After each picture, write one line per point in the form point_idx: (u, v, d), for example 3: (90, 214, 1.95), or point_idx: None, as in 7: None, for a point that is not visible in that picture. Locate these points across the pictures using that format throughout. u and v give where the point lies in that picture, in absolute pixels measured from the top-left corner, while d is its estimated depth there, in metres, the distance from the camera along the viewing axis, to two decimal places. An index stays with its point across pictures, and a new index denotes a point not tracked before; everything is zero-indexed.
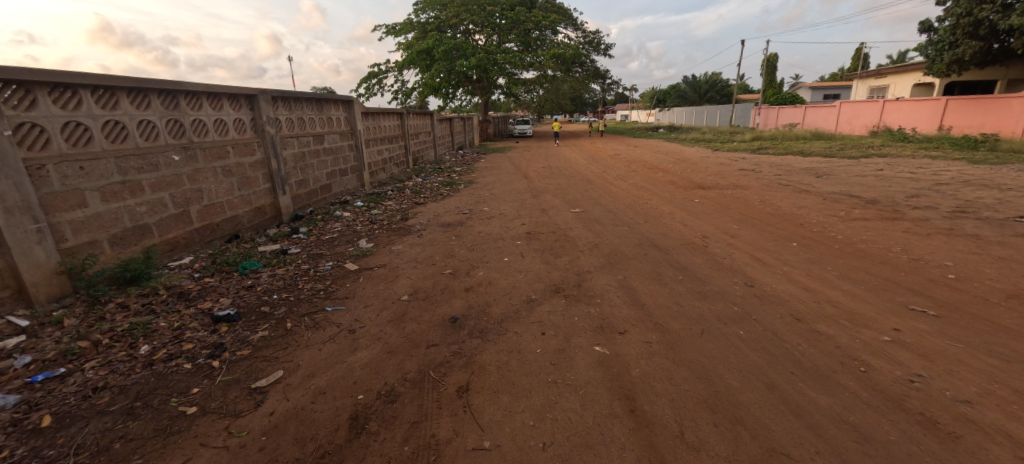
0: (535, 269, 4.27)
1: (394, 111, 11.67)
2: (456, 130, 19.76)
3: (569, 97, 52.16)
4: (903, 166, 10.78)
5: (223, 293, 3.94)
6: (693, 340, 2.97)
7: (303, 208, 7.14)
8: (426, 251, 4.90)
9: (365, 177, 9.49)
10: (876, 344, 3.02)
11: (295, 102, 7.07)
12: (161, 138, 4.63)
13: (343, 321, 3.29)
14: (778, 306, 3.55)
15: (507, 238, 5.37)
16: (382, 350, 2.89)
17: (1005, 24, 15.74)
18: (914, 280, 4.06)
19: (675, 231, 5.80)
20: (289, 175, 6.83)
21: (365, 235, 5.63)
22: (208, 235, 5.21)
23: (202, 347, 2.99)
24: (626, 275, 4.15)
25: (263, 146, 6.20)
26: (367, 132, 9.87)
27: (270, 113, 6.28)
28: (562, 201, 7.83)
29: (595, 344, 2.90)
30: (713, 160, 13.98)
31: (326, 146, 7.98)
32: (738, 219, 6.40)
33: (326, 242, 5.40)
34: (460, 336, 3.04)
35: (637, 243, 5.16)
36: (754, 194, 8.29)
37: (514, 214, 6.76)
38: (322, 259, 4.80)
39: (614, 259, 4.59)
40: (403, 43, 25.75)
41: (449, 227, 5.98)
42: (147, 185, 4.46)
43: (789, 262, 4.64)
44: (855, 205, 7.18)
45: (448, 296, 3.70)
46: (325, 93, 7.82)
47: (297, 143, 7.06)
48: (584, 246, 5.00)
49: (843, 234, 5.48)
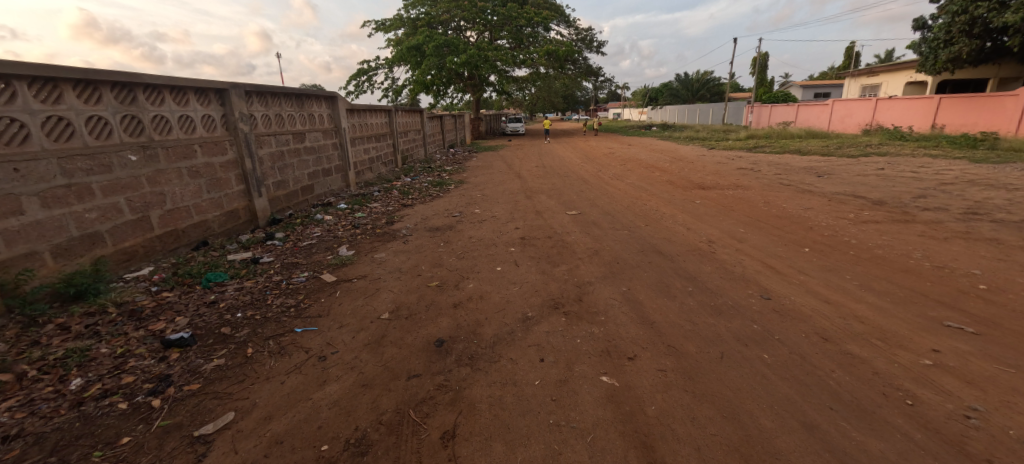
0: (532, 281, 3.87)
1: (382, 108, 11.21)
2: (447, 128, 19.29)
3: (560, 96, 51.79)
4: (905, 165, 10.52)
5: (180, 311, 3.51)
6: (713, 368, 2.60)
7: (281, 211, 6.68)
8: (412, 259, 4.49)
9: (351, 177, 9.04)
10: (917, 369, 2.67)
11: (272, 97, 6.60)
12: (114, 136, 4.19)
13: (313, 345, 2.88)
14: (801, 324, 3.20)
15: (499, 244, 4.98)
16: (356, 383, 2.48)
17: (1000, 22, 15.67)
18: (943, 291, 3.73)
19: (678, 236, 5.45)
20: (266, 176, 6.37)
21: (346, 241, 5.21)
22: (172, 244, 4.76)
23: (144, 381, 2.57)
24: (631, 286, 3.79)
25: (236, 145, 5.74)
26: (353, 130, 9.42)
27: (244, 109, 5.82)
28: (557, 203, 7.45)
29: (601, 374, 2.52)
30: (710, 158, 13.69)
31: (308, 145, 7.52)
32: (743, 221, 6.06)
33: (303, 249, 4.97)
34: (447, 364, 2.64)
35: (640, 250, 4.80)
36: (756, 195, 7.97)
37: (507, 217, 6.36)
38: (296, 269, 4.36)
39: (617, 268, 4.21)
40: (393, 39, 25.18)
41: (438, 232, 5.57)
42: (98, 188, 4.02)
43: (805, 270, 4.30)
44: (863, 206, 6.88)
45: (435, 313, 3.30)
46: (305, 89, 7.35)
47: (275, 142, 6.59)
48: (583, 253, 4.63)
49: (856, 238, 5.15)
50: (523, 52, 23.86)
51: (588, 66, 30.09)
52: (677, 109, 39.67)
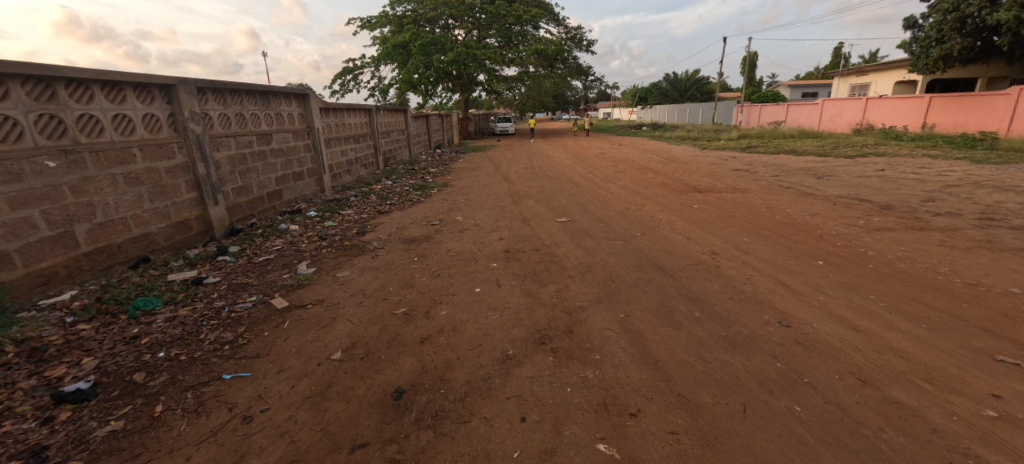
0: (515, 306, 3.34)
1: (361, 107, 10.60)
2: (433, 128, 18.67)
3: (550, 95, 51.37)
4: (905, 166, 10.17)
5: (92, 350, 2.93)
6: (735, 428, 2.11)
7: (243, 220, 6.06)
8: (379, 279, 3.92)
9: (327, 180, 8.43)
10: (981, 424, 2.20)
11: (231, 95, 5.98)
12: (27, 139, 3.60)
13: (239, 400, 2.33)
14: (833, 362, 2.71)
15: (480, 259, 4.44)
16: (283, 459, 1.95)
17: (993, 20, 15.49)
18: (982, 315, 3.28)
19: (678, 247, 4.96)
20: (223, 181, 5.74)
21: (308, 256, 4.61)
22: (104, 262, 4.15)
23: (10, 458, 2.01)
24: (630, 312, 3.27)
25: (186, 147, 5.12)
26: (328, 130, 8.81)
27: (196, 107, 5.21)
28: (546, 209, 6.93)
29: (597, 440, 2.03)
30: (703, 159, 13.26)
31: (275, 146, 6.91)
32: (747, 229, 5.59)
33: (258, 266, 4.38)
34: (404, 427, 2.12)
35: (637, 264, 4.29)
36: (756, 198, 7.52)
37: (491, 226, 5.82)
38: (244, 292, 3.78)
39: (613, 288, 3.69)
40: (379, 36, 24.47)
41: (413, 244, 5.01)
42: (3, 200, 3.44)
43: (823, 288, 3.81)
44: (870, 211, 6.45)
45: (397, 352, 2.75)
46: (271, 85, 6.73)
47: (235, 143, 5.96)
48: (574, 269, 4.11)
49: (873, 249, 4.70)
50: (512, 50, 23.35)
51: (578, 65, 29.60)
52: (667, 108, 39.38)
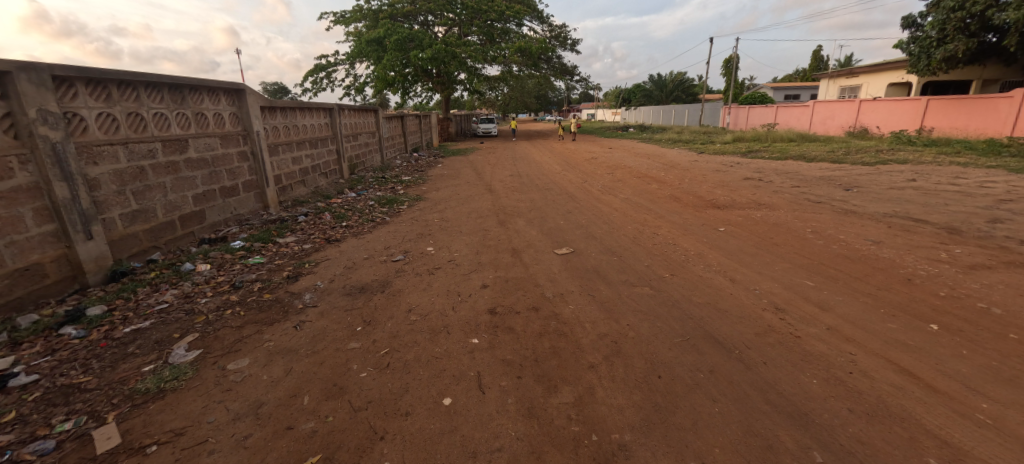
0: (510, 448, 1.96)
1: (321, 106, 9.07)
2: (411, 129, 17.16)
3: (534, 96, 50.07)
4: (936, 176, 9.04)
5: None
6: None
7: (139, 255, 4.53)
8: (292, 377, 2.47)
9: (271, 194, 6.89)
10: None
11: (120, 89, 4.46)
12: None
13: None
14: None
15: (455, 327, 3.03)
16: None
17: (1000, 19, 14.67)
18: None
19: (727, 298, 3.62)
20: (108, 205, 4.22)
21: (199, 324, 3.12)
22: None
23: None
24: (705, 457, 1.93)
25: (35, 162, 3.60)
26: (274, 133, 7.26)
27: (52, 105, 3.70)
28: (540, 234, 5.54)
29: None
30: (705, 165, 12.09)
31: (193, 156, 5.37)
32: (805, 267, 4.28)
33: (114, 347, 2.87)
34: None
35: (682, 337, 2.92)
36: (790, 218, 6.24)
37: (471, 262, 4.42)
38: (61, 410, 2.29)
39: (663, 394, 2.32)
40: (354, 32, 22.84)
41: (362, 297, 3.57)
42: None
43: (973, 384, 2.51)
44: (939, 237, 5.22)
45: None
46: (185, 77, 5.19)
47: (125, 153, 4.44)
48: (596, 350, 2.72)
49: (992, 302, 3.44)
50: (495, 48, 21.85)
51: (563, 64, 28.30)
52: (654, 109, 38.39)
